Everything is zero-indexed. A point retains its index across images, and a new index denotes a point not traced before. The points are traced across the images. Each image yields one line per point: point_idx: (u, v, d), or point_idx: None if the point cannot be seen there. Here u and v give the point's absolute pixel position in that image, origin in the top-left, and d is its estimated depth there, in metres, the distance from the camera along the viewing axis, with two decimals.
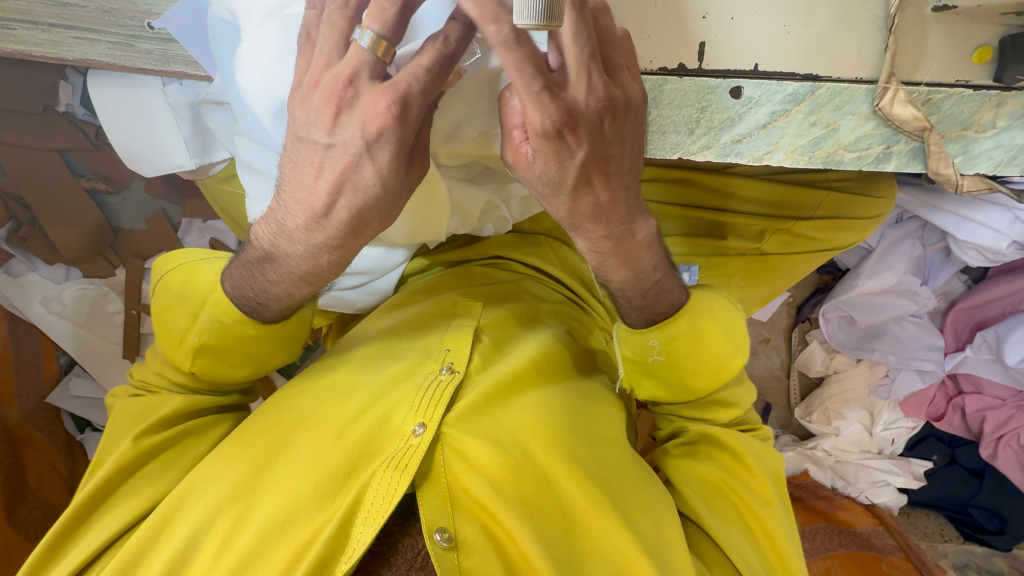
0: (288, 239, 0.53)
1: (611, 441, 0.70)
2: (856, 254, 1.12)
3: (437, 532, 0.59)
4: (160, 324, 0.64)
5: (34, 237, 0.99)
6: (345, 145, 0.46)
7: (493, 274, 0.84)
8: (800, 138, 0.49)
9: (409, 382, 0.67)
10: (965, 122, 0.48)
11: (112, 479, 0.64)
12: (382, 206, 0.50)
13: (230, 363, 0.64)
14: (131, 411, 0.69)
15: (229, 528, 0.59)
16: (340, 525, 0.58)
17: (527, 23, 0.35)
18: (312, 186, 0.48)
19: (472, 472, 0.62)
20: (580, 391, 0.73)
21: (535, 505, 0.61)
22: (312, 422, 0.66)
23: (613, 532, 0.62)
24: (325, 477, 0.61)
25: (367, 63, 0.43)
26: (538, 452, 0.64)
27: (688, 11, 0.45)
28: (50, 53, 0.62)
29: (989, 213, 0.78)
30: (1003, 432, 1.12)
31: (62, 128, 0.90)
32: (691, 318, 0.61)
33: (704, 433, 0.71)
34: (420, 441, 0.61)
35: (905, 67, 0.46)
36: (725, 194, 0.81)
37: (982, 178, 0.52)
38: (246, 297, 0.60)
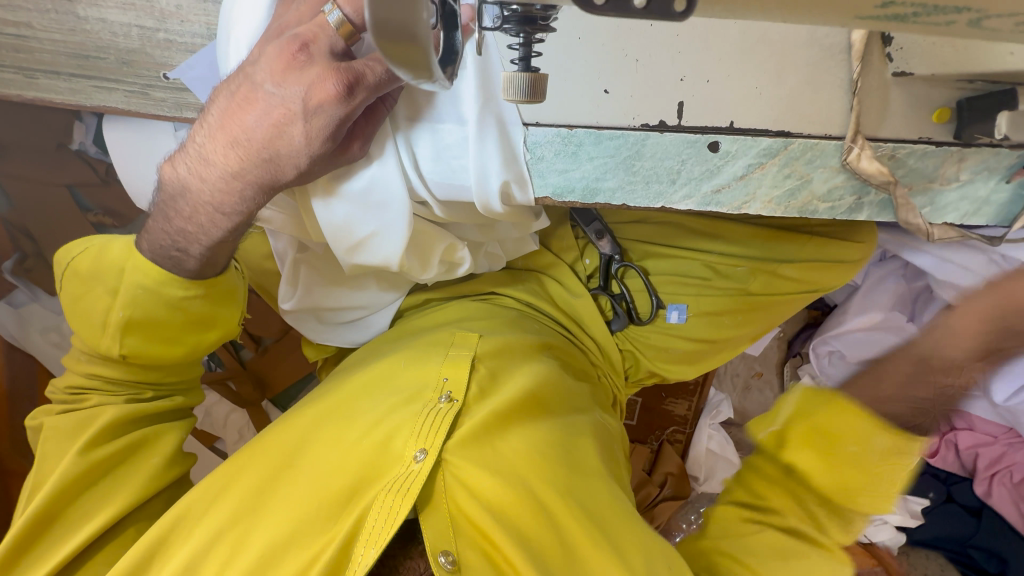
0: (206, 175, 0.56)
1: (598, 473, 0.70)
2: (844, 290, 1.15)
3: (442, 555, 0.62)
4: (83, 316, 0.65)
5: (39, 268, 1.01)
6: (286, 100, 0.49)
7: (488, 308, 0.86)
8: (776, 188, 0.52)
9: (409, 408, 0.69)
10: (930, 175, 0.51)
11: (54, 504, 0.63)
12: (303, 171, 0.52)
13: (163, 339, 0.65)
14: (65, 426, 0.67)
15: (230, 550, 0.62)
16: (343, 546, 0.60)
17: (513, 98, 0.37)
18: (244, 123, 0.52)
19: (471, 499, 0.64)
20: (572, 422, 0.75)
21: (531, 536, 0.63)
22: (313, 446, 0.68)
23: (606, 563, 0.61)
24: (329, 500, 0.63)
25: (331, 39, 0.48)
26: (531, 478, 0.66)
27: (667, 74, 0.48)
28: (69, 100, 0.65)
29: (964, 254, 0.82)
30: (995, 468, 1.14)
31: (74, 165, 0.94)
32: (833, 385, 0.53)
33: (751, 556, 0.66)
34: (420, 467, 0.64)
35: (871, 124, 0.49)
36: (712, 235, 0.84)
37: (951, 226, 0.55)
38: (162, 233, 0.60)
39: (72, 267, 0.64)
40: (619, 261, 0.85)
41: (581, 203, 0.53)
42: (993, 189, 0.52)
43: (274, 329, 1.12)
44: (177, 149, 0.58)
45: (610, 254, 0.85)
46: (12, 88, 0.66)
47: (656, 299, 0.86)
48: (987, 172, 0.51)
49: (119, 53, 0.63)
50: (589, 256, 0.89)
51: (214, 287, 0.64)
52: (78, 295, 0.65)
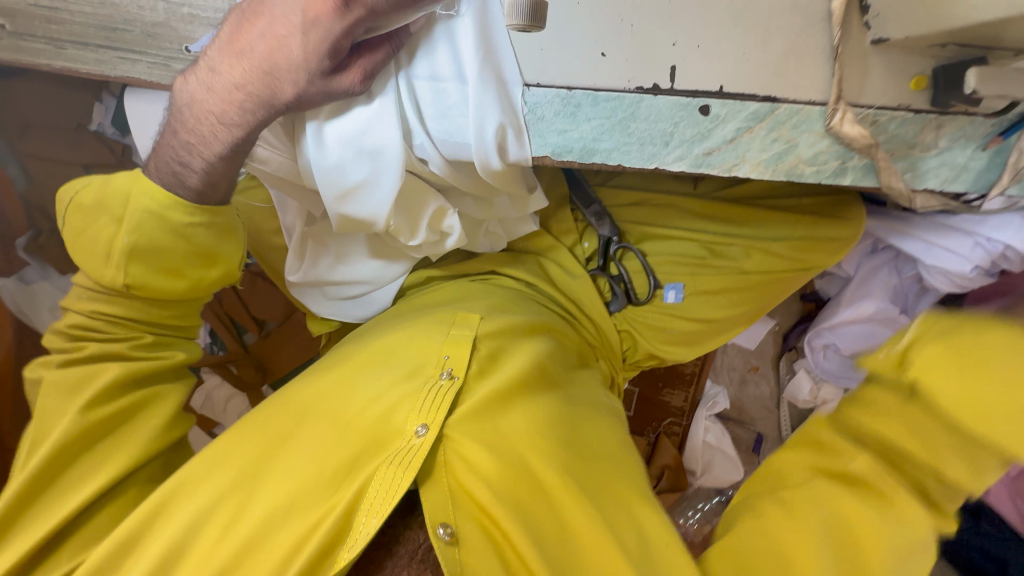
0: (209, 96, 0.58)
1: (597, 448, 0.71)
2: (837, 284, 1.18)
3: (441, 527, 0.60)
4: (87, 250, 0.66)
5: (51, 245, 1.03)
6: (290, 13, 0.51)
7: (487, 289, 0.87)
8: (764, 151, 0.54)
9: (409, 385, 0.69)
10: (911, 141, 0.54)
11: (55, 463, 0.62)
12: (293, 86, 0.53)
13: (161, 272, 0.67)
14: (64, 382, 0.67)
15: (229, 519, 0.60)
16: (342, 517, 0.59)
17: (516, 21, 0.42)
18: (250, 37, 0.54)
19: (471, 474, 0.63)
20: (571, 401, 0.75)
21: (531, 512, 0.62)
22: (313, 419, 0.67)
23: (600, 538, 0.61)
24: (329, 471, 0.62)
25: None
26: (530, 452, 0.66)
27: (659, 40, 0.51)
28: (94, 70, 0.69)
29: (951, 238, 0.84)
30: None
31: (91, 144, 0.98)
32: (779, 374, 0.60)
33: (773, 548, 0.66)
34: (421, 442, 0.63)
35: (852, 91, 0.52)
36: (708, 216, 0.88)
37: (932, 194, 0.58)
38: (167, 149, 0.63)
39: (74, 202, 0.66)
40: (617, 243, 0.88)
41: (578, 162, 0.56)
42: (970, 157, 0.55)
43: (276, 313, 1.14)
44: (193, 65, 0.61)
45: (609, 235, 0.88)
46: (40, 58, 0.69)
47: (653, 279, 0.88)
48: (964, 140, 0.54)
49: (145, 26, 0.66)
50: (588, 240, 0.93)
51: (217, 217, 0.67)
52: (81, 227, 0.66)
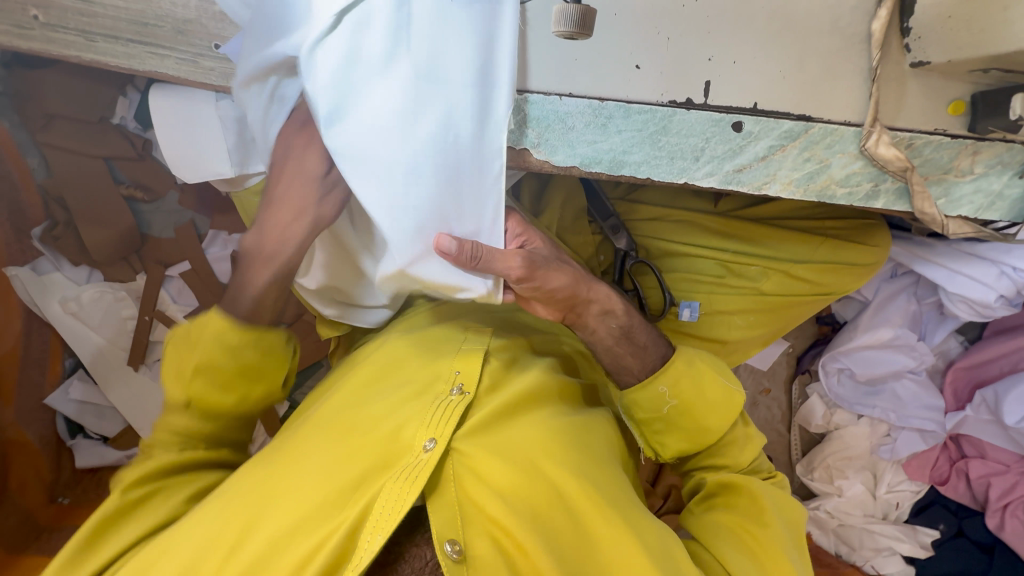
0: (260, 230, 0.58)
1: (611, 461, 0.70)
2: (854, 307, 1.15)
3: (449, 544, 0.59)
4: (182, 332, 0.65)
5: (66, 237, 1.02)
6: None
7: (499, 303, 0.86)
8: (796, 171, 0.54)
9: (420, 400, 0.67)
10: (946, 166, 0.53)
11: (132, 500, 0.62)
12: None
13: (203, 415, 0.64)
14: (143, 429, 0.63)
15: (236, 532, 0.59)
16: (351, 531, 0.58)
17: (563, 27, 0.45)
18: None
19: (483, 487, 0.63)
20: (586, 416, 0.73)
21: (549, 524, 0.62)
22: (323, 430, 0.66)
23: (619, 543, 0.62)
24: (337, 485, 0.61)
25: None
26: (545, 464, 0.65)
27: (695, 53, 0.51)
28: (123, 64, 0.69)
29: (977, 267, 0.83)
30: (1009, 499, 1.09)
31: (113, 137, 0.98)
32: (688, 358, 0.72)
33: (723, 482, 0.72)
34: (430, 455, 0.61)
35: (888, 113, 0.51)
36: (727, 234, 0.87)
37: (966, 221, 0.56)
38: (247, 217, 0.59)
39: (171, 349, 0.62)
40: (634, 258, 0.85)
41: (606, 174, 0.55)
42: (1005, 184, 0.54)
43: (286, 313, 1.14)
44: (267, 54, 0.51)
45: (626, 249, 0.85)
46: (70, 50, 0.69)
47: (668, 295, 0.84)
48: (1000, 167, 0.53)
49: (175, 22, 0.66)
50: (603, 252, 0.90)
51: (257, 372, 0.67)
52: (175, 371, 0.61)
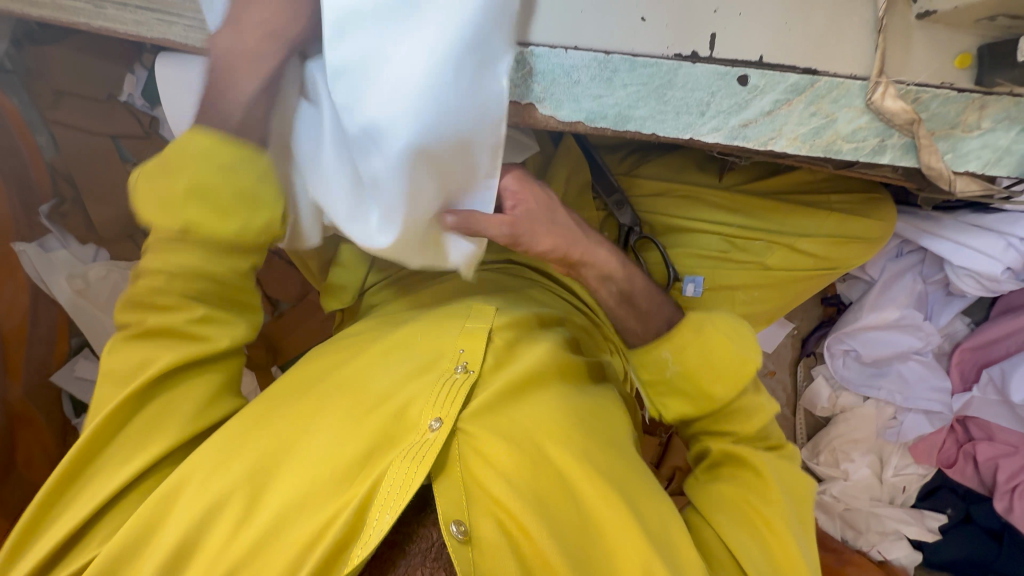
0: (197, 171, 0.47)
1: (614, 442, 0.70)
2: (859, 288, 1.14)
3: (454, 524, 0.58)
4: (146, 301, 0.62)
5: (73, 214, 1.04)
6: None
7: (504, 280, 0.86)
8: (802, 126, 0.54)
9: (424, 378, 0.68)
10: (952, 121, 0.53)
11: (92, 445, 0.59)
12: None
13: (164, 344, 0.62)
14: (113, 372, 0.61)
15: (242, 510, 0.59)
16: (357, 511, 0.58)
17: None
18: None
19: (487, 468, 0.62)
20: (590, 397, 0.73)
21: (554, 505, 0.62)
22: (327, 408, 0.66)
23: (623, 525, 0.62)
24: (343, 465, 0.61)
25: None
26: (549, 447, 0.65)
27: (701, 5, 0.51)
28: (132, 31, 0.70)
29: (982, 239, 0.82)
30: (1017, 482, 1.09)
31: (120, 115, 0.99)
32: (696, 326, 0.71)
33: (728, 453, 0.71)
34: (436, 436, 0.62)
35: (894, 66, 0.51)
36: (732, 208, 0.86)
37: (971, 176, 0.56)
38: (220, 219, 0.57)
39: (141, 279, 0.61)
40: (637, 233, 0.86)
41: (612, 130, 0.55)
42: (1013, 140, 0.54)
43: (292, 292, 1.14)
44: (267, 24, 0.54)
45: (630, 224, 0.86)
46: (80, 17, 0.70)
47: (673, 270, 0.85)
48: (1007, 121, 0.53)
49: None
50: (608, 230, 0.90)
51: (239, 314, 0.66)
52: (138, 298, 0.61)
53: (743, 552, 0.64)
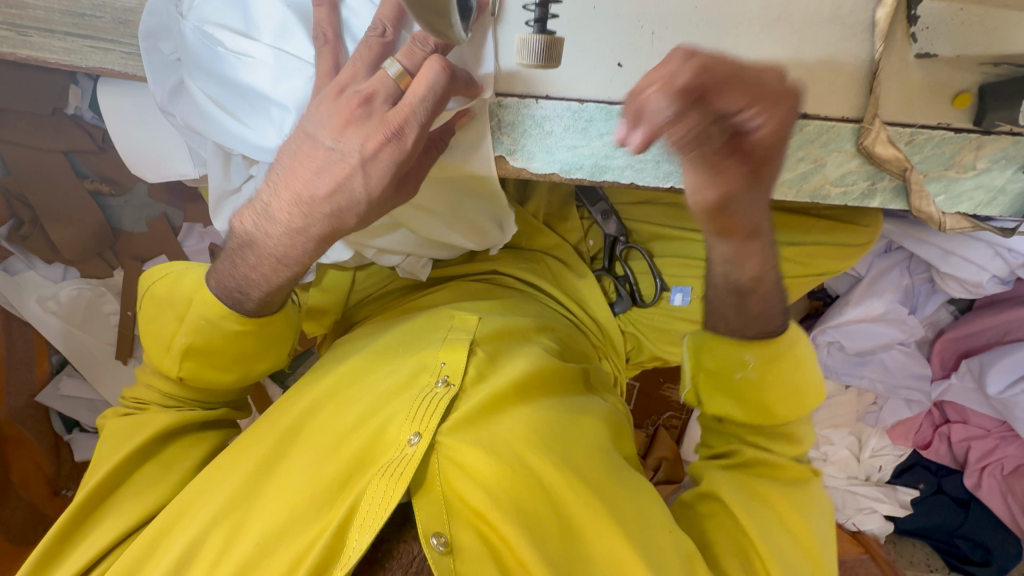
0: (270, 223, 0.53)
1: (600, 452, 0.66)
2: (846, 281, 1.13)
3: (434, 537, 0.55)
4: (149, 334, 0.65)
5: (35, 236, 0.99)
6: (346, 153, 0.47)
7: (486, 289, 0.82)
8: (788, 171, 0.51)
9: (405, 394, 0.64)
10: (947, 162, 0.50)
11: (103, 488, 0.62)
12: (366, 211, 0.52)
13: (217, 367, 0.64)
14: (124, 426, 0.67)
15: (224, 540, 0.57)
16: (336, 534, 0.55)
17: (529, 59, 0.45)
18: (307, 181, 0.49)
19: (467, 481, 0.59)
20: (573, 405, 0.69)
21: (534, 516, 0.58)
22: (307, 433, 0.63)
23: (607, 538, 0.58)
24: (321, 487, 0.58)
25: (388, 90, 0.46)
26: (531, 460, 0.61)
27: (683, 48, 0.47)
28: (64, 60, 0.65)
29: (971, 248, 0.81)
30: (986, 462, 1.14)
31: (69, 130, 0.91)
32: (789, 343, 0.66)
33: (766, 459, 0.67)
34: (414, 451, 0.58)
35: (889, 107, 0.48)
36: None
37: (964, 216, 0.54)
38: (226, 289, 0.60)
39: (152, 291, 0.65)
40: (624, 242, 0.83)
41: (588, 180, 0.54)
42: (1009, 179, 0.51)
43: None
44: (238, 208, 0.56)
45: (615, 234, 0.83)
46: (3, 46, 0.65)
47: (660, 281, 0.83)
48: (1005, 161, 0.50)
49: (115, 12, 0.62)
50: (593, 237, 0.88)
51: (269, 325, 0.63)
52: (147, 317, 0.65)
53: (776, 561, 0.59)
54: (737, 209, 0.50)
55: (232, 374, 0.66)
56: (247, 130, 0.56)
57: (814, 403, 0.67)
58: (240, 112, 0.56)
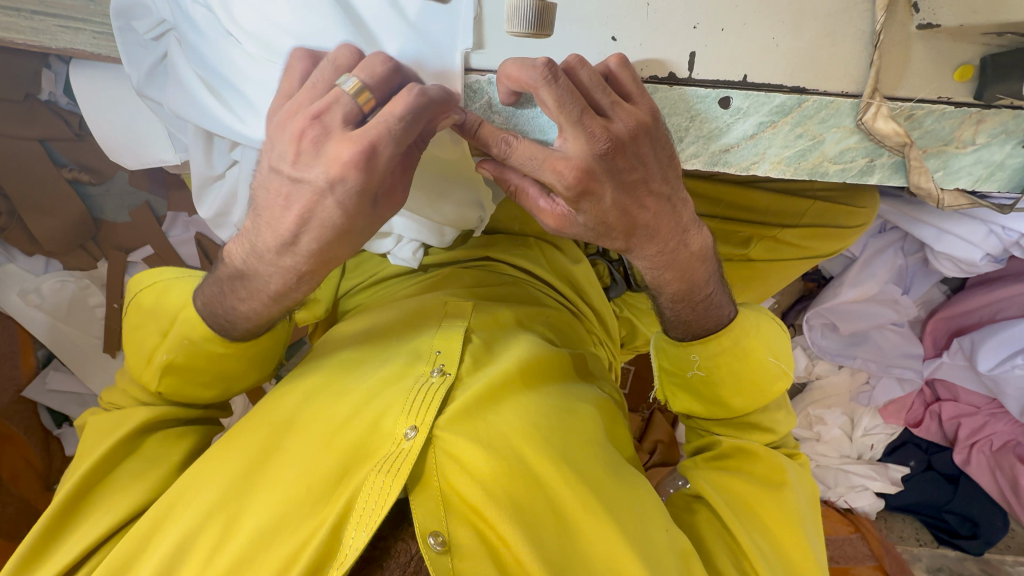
0: (259, 259, 0.51)
1: (596, 444, 0.65)
2: (840, 262, 1.14)
3: (431, 536, 0.55)
4: (129, 345, 0.64)
5: (12, 228, 0.96)
6: (312, 183, 0.45)
7: (480, 277, 0.80)
8: (787, 149, 0.50)
9: (401, 384, 0.63)
10: (946, 138, 0.49)
11: (88, 483, 0.60)
12: (347, 238, 0.49)
13: (198, 383, 0.63)
14: (105, 424, 0.65)
15: (216, 537, 0.55)
16: (332, 531, 0.54)
17: (518, 28, 0.44)
18: (284, 220, 0.47)
19: (463, 475, 0.58)
20: (570, 396, 0.68)
21: (531, 510, 0.58)
22: (301, 425, 0.62)
23: (604, 534, 0.58)
24: (317, 482, 0.57)
25: (345, 107, 0.44)
26: (528, 454, 0.60)
27: (680, 20, 0.46)
28: (32, 40, 0.63)
29: (965, 226, 0.81)
30: (976, 438, 1.16)
31: (45, 117, 0.88)
32: (737, 336, 0.64)
33: (741, 447, 0.67)
34: (412, 445, 0.58)
35: (889, 81, 0.47)
36: (716, 200, 0.81)
37: (962, 193, 0.53)
38: (214, 314, 0.59)
39: (136, 300, 0.64)
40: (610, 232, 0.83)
41: None
42: (1008, 154, 0.50)
43: None
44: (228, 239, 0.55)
45: None
46: None
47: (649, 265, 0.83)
48: (1004, 136, 0.49)
49: None
50: None
51: (251, 348, 0.62)
52: (132, 326, 0.64)
53: (756, 555, 0.60)
54: (658, 228, 0.54)
55: (222, 390, 0.65)
56: (239, 122, 0.55)
57: (774, 391, 0.65)
58: (230, 99, 0.55)
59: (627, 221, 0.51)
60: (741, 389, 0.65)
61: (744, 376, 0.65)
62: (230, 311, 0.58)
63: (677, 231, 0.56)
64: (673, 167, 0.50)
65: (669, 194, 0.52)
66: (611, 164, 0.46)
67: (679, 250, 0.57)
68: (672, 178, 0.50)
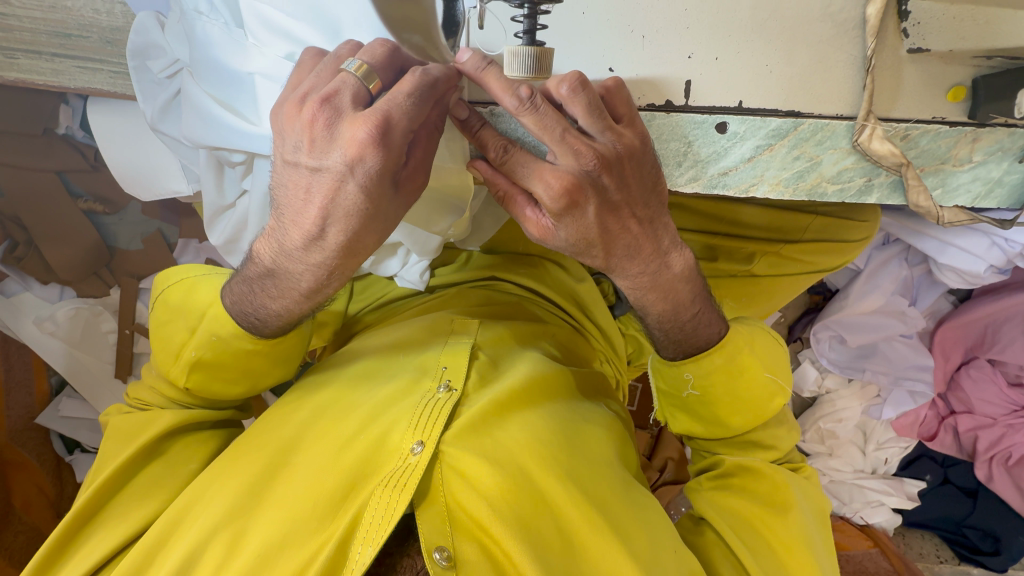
0: (288, 258, 0.52)
1: (601, 461, 0.65)
2: (845, 275, 1.13)
3: (437, 552, 0.55)
4: (159, 342, 0.64)
5: (29, 257, 0.98)
6: (331, 169, 0.46)
7: (485, 295, 0.81)
8: (785, 170, 0.50)
9: (408, 399, 0.63)
10: (943, 156, 0.50)
11: (105, 491, 0.61)
12: (372, 227, 0.50)
13: (225, 380, 0.64)
14: (125, 429, 0.66)
15: (224, 551, 0.56)
16: (337, 547, 0.54)
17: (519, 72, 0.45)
18: (308, 213, 0.49)
19: (469, 490, 0.58)
20: (576, 412, 0.68)
21: (536, 527, 0.57)
22: (309, 441, 0.62)
23: (610, 551, 0.58)
24: (323, 498, 0.57)
25: (352, 87, 0.45)
26: (534, 471, 0.60)
27: (674, 52, 0.47)
28: (50, 80, 0.66)
29: (967, 238, 0.81)
30: (994, 452, 1.13)
31: (61, 150, 0.91)
32: (730, 353, 0.64)
33: (743, 465, 0.67)
34: (418, 460, 0.58)
35: (883, 104, 0.48)
36: (717, 217, 0.82)
37: (962, 209, 0.53)
38: (244, 312, 0.59)
39: (163, 297, 0.65)
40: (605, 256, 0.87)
41: None
42: (1005, 171, 0.51)
43: None
44: (256, 239, 0.55)
45: None
46: None
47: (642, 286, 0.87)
48: (1000, 153, 0.50)
49: (103, 32, 0.63)
50: None
51: (276, 347, 0.62)
52: (157, 323, 0.65)
53: None
54: (639, 250, 0.55)
55: (249, 386, 0.66)
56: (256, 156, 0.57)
57: (770, 409, 0.66)
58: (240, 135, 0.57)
59: (607, 239, 0.52)
60: (743, 404, 0.65)
61: (742, 392, 0.65)
62: (258, 307, 0.58)
63: (658, 253, 0.56)
64: (657, 193, 0.51)
65: (651, 218, 0.53)
66: (596, 180, 0.47)
67: (660, 272, 0.58)
68: (655, 204, 0.52)
